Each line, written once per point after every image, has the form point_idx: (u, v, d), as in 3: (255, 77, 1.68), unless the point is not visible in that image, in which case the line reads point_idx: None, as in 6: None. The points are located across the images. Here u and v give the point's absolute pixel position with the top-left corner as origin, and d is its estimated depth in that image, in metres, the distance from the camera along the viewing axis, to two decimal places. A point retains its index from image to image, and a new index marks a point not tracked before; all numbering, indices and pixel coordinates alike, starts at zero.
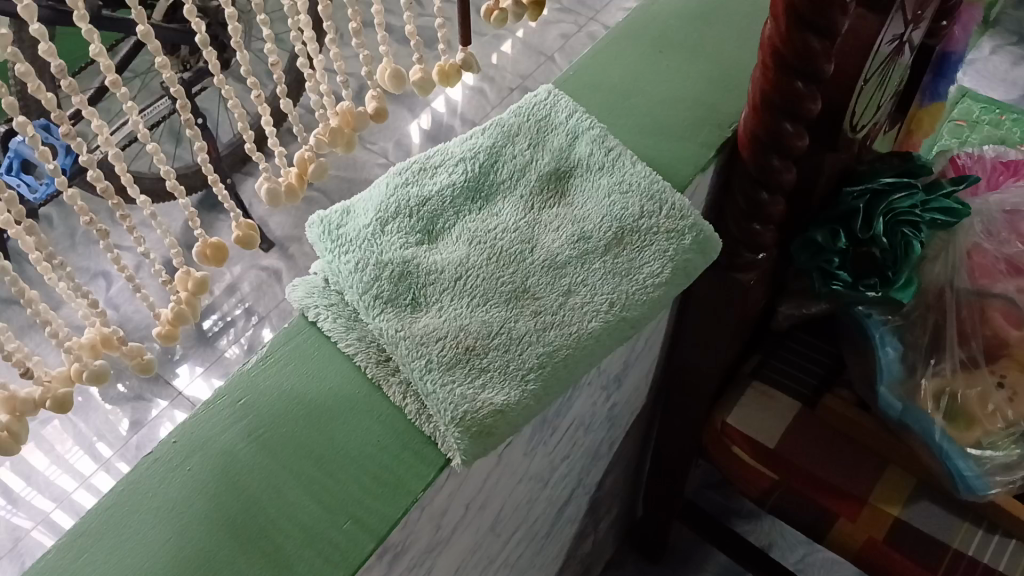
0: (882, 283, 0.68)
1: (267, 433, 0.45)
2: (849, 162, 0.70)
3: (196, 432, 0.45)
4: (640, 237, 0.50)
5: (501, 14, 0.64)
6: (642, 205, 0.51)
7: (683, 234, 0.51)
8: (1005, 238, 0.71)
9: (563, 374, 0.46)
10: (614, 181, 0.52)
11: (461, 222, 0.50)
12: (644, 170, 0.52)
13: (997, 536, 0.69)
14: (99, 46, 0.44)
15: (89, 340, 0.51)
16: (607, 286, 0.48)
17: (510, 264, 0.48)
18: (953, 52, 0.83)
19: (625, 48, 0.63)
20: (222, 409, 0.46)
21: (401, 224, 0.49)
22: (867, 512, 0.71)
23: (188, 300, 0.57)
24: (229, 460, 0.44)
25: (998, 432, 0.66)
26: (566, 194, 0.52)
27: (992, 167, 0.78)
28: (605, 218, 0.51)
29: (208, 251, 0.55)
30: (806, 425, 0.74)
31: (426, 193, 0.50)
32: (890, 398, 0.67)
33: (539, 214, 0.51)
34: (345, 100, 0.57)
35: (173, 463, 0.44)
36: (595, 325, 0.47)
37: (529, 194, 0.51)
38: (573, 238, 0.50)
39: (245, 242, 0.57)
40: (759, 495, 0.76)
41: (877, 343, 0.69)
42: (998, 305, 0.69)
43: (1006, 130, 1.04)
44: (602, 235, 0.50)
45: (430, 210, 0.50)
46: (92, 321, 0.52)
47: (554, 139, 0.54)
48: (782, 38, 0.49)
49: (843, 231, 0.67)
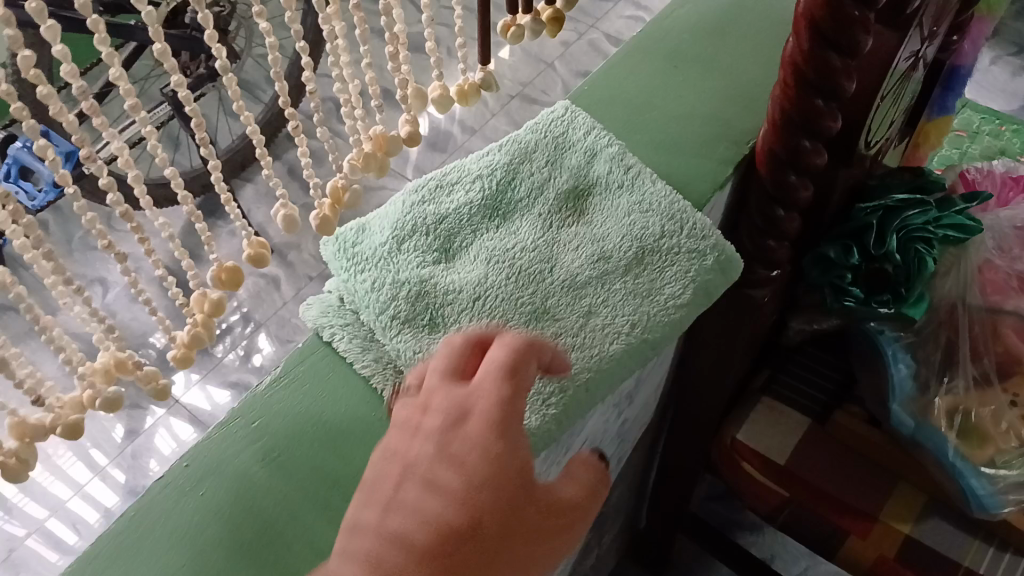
0: (895, 299, 0.68)
1: (281, 456, 0.44)
2: (859, 177, 0.70)
3: (208, 455, 0.44)
4: (661, 257, 0.49)
5: (518, 31, 0.64)
6: (662, 225, 0.50)
7: (705, 255, 0.50)
8: (1016, 255, 0.71)
9: (586, 396, 0.45)
10: (634, 200, 0.51)
11: (478, 239, 0.49)
12: (665, 190, 0.52)
13: (1009, 555, 0.68)
14: (118, 68, 0.43)
15: (104, 365, 0.50)
16: (627, 307, 0.48)
17: (528, 283, 0.48)
18: (962, 67, 0.83)
19: (639, 63, 0.62)
20: (236, 432, 0.45)
21: (417, 243, 0.48)
22: (877, 530, 0.70)
23: (204, 322, 0.56)
24: (243, 484, 0.43)
25: (1012, 451, 0.65)
26: (585, 211, 0.51)
27: (1002, 183, 0.79)
28: (626, 237, 0.50)
29: (222, 275, 0.54)
30: (816, 441, 0.74)
31: (443, 211, 0.49)
32: (902, 415, 0.67)
33: (557, 231, 0.50)
34: (378, 124, 0.57)
35: (185, 487, 0.43)
36: (618, 348, 0.46)
37: (547, 211, 0.51)
38: (594, 257, 0.49)
39: (257, 262, 0.56)
40: (768, 511, 0.75)
41: (889, 360, 0.69)
42: (1010, 323, 0.69)
43: (1006, 141, 1.04)
44: (623, 254, 0.49)
45: (447, 228, 0.49)
46: (105, 346, 0.51)
47: (571, 156, 0.53)
48: (803, 56, 0.49)
49: (856, 247, 0.68)
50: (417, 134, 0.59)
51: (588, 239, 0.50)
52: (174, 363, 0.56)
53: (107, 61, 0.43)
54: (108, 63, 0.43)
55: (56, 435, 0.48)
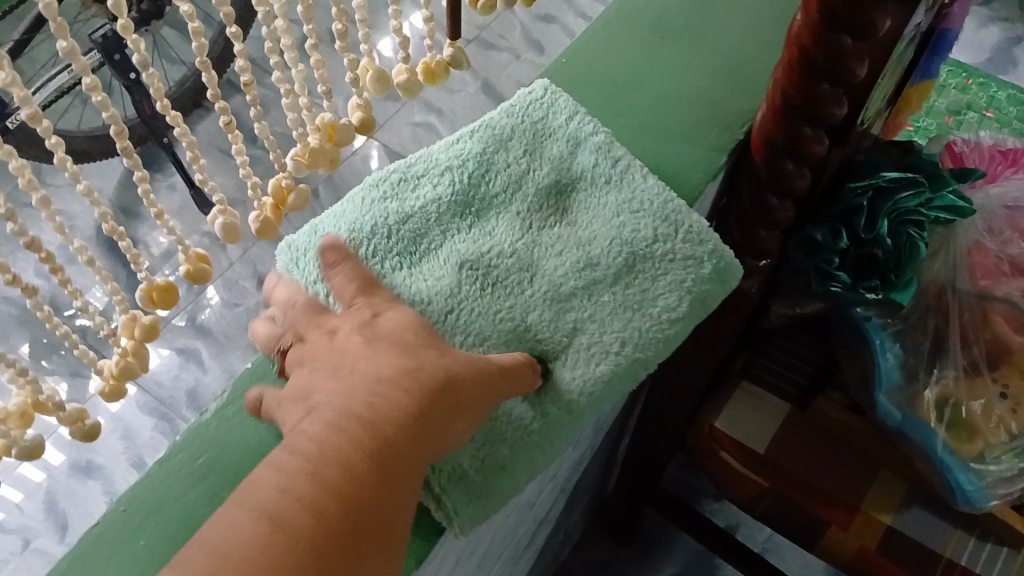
0: (883, 284, 0.65)
1: (231, 497, 0.41)
2: (848, 155, 0.67)
3: (151, 496, 0.41)
4: (652, 264, 0.46)
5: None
6: (654, 228, 0.47)
7: (702, 262, 0.47)
8: (1008, 237, 0.68)
9: (570, 424, 0.44)
10: (623, 199, 0.48)
11: (451, 243, 0.46)
12: (657, 186, 0.48)
13: (990, 544, 0.67)
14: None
15: (18, 408, 0.46)
16: (614, 323, 0.45)
17: (506, 295, 0.45)
18: (950, 30, 0.78)
19: (622, 31, 0.57)
20: (181, 469, 0.42)
21: (379, 248, 0.45)
22: (858, 520, 0.68)
23: (134, 351, 0.54)
24: (190, 530, 0.40)
25: (1000, 445, 0.63)
26: (567, 209, 0.48)
27: (990, 156, 0.75)
28: (614, 243, 0.47)
29: (154, 293, 0.53)
30: (797, 428, 0.72)
31: (408, 210, 0.46)
32: (889, 406, 0.64)
33: (537, 233, 0.47)
34: (327, 112, 0.56)
35: (124, 535, 0.40)
36: (604, 369, 0.45)
37: (526, 210, 0.47)
38: (579, 266, 0.46)
39: (195, 277, 0.54)
40: (747, 501, 0.72)
41: (877, 349, 0.66)
42: (1001, 310, 0.66)
43: (973, 94, 1.01)
44: (611, 262, 0.46)
45: (413, 230, 0.45)
46: (22, 384, 0.47)
47: (554, 143, 0.49)
48: (813, 36, 0.44)
49: (845, 230, 0.64)
50: (368, 121, 0.58)
51: (572, 243, 0.47)
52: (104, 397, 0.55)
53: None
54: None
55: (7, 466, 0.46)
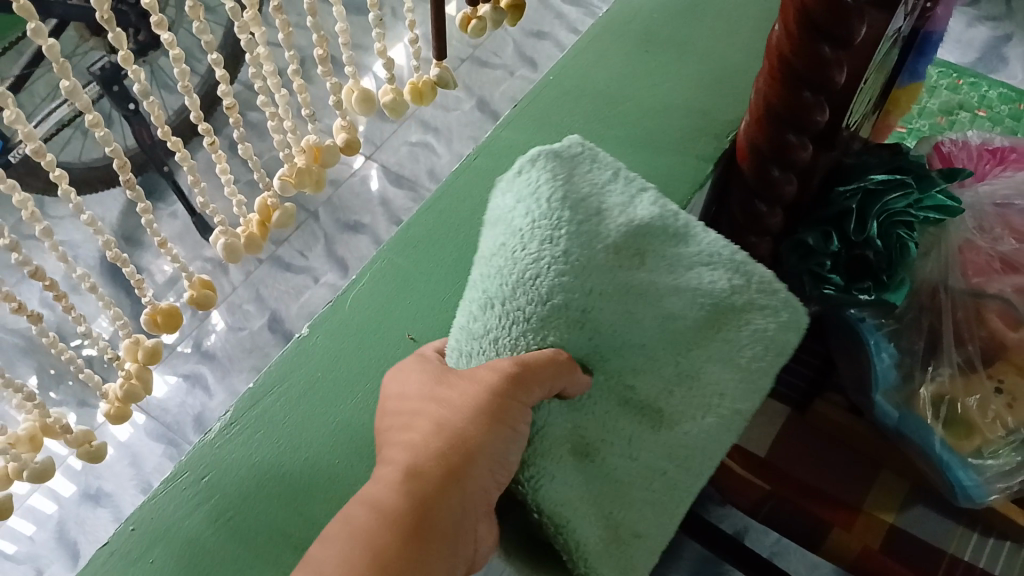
0: (875, 286, 0.66)
1: (231, 517, 0.48)
2: (835, 158, 0.68)
3: (155, 520, 0.48)
4: (738, 315, 0.49)
5: (479, 23, 0.74)
6: (730, 279, 0.48)
7: (780, 309, 0.49)
8: (998, 235, 0.68)
9: (688, 469, 0.49)
10: (699, 253, 0.48)
11: (553, 307, 0.44)
12: (721, 239, 0.49)
13: (992, 539, 0.67)
14: (11, 110, 0.48)
15: (28, 432, 0.58)
16: (713, 377, 0.49)
17: (609, 353, 0.47)
18: (935, 32, 0.78)
19: (609, 46, 0.65)
20: (187, 490, 0.49)
21: (511, 328, 0.44)
22: (861, 520, 0.68)
23: (137, 376, 0.65)
24: (194, 549, 0.47)
25: (999, 441, 0.63)
26: (648, 257, 0.47)
27: (979, 155, 0.76)
28: (704, 299, 0.48)
29: (159, 318, 0.65)
30: (796, 431, 0.73)
31: (534, 289, 0.43)
32: (888, 406, 0.65)
33: (630, 288, 0.46)
34: (312, 136, 0.69)
35: (132, 556, 0.47)
36: (710, 425, 0.49)
37: (620, 264, 0.46)
38: (673, 321, 0.48)
39: (201, 302, 0.69)
40: (749, 506, 0.70)
41: (873, 349, 0.67)
42: (994, 307, 0.66)
43: (964, 94, 1.02)
44: (700, 317, 0.48)
45: (547, 308, 0.44)
46: (30, 412, 0.58)
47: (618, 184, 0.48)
48: (793, 47, 0.45)
49: (835, 233, 0.66)
50: (352, 141, 0.71)
51: (660, 295, 0.47)
52: (111, 419, 0.65)
53: (1, 105, 0.48)
54: (3, 107, 0.48)
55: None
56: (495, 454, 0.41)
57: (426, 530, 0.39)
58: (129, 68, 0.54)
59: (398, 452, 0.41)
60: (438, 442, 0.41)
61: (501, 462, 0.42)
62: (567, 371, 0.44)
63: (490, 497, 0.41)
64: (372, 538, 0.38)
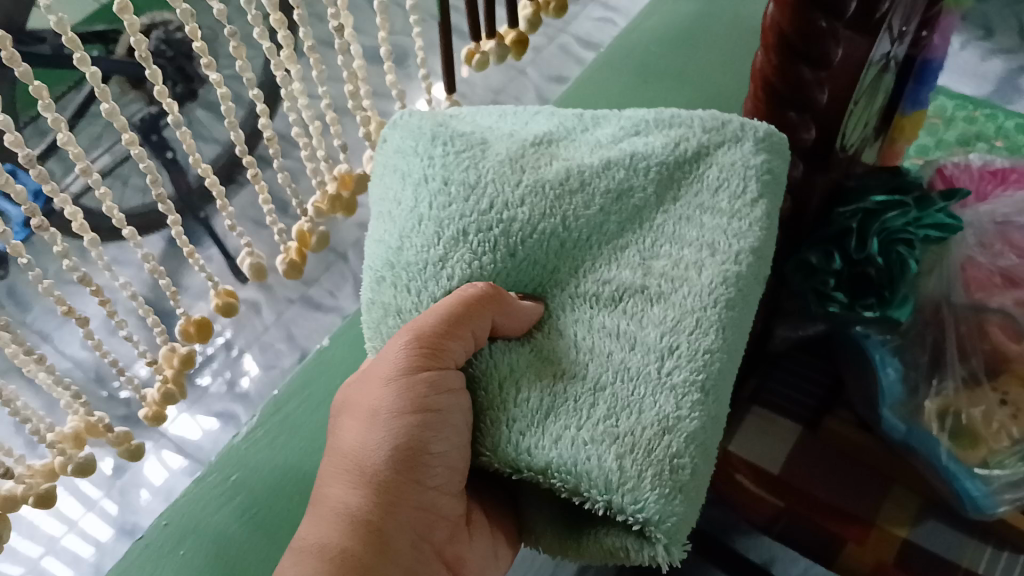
0: (879, 302, 0.67)
1: (258, 496, 0.67)
2: (836, 178, 0.70)
3: (185, 517, 0.66)
4: (682, 170, 0.53)
5: (482, 57, 0.79)
6: (664, 135, 0.54)
7: (742, 139, 0.54)
8: (999, 250, 0.70)
9: (703, 334, 0.48)
10: (598, 137, 0.54)
11: (470, 209, 0.49)
12: (631, 116, 0.56)
13: (1006, 554, 0.68)
14: (65, 133, 0.54)
15: (74, 430, 0.63)
16: (692, 230, 0.51)
17: (559, 259, 0.50)
18: (934, 59, 0.77)
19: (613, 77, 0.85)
20: (223, 480, 0.68)
21: (418, 246, 0.49)
22: (874, 534, 0.70)
23: (173, 380, 0.70)
24: (222, 534, 0.65)
25: (1005, 450, 0.64)
26: (561, 150, 0.53)
27: (980, 176, 0.77)
28: (646, 159, 0.53)
29: (192, 329, 0.71)
30: (808, 448, 0.74)
31: (422, 212, 0.50)
32: (894, 420, 0.67)
33: (553, 171, 0.51)
34: (343, 165, 0.76)
35: (169, 541, 0.65)
36: (709, 273, 0.49)
37: (538, 158, 0.52)
38: (609, 193, 0.52)
39: (227, 310, 0.74)
40: (763, 523, 0.72)
41: (877, 364, 0.69)
42: (995, 320, 0.68)
43: (981, 125, 1.03)
44: (634, 182, 0.52)
45: (445, 215, 0.49)
46: (75, 412, 0.63)
47: (505, 123, 0.56)
48: (769, 69, 0.52)
49: (837, 252, 0.68)
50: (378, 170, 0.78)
51: (599, 172, 0.52)
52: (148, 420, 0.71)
53: (56, 129, 0.54)
54: (58, 130, 0.54)
55: (29, 503, 0.61)
56: (431, 449, 0.45)
57: (382, 539, 0.45)
58: (165, 100, 0.61)
59: (345, 463, 0.46)
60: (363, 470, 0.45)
61: (440, 461, 0.45)
62: (495, 303, 0.46)
63: (437, 505, 0.46)
64: (337, 544, 0.44)
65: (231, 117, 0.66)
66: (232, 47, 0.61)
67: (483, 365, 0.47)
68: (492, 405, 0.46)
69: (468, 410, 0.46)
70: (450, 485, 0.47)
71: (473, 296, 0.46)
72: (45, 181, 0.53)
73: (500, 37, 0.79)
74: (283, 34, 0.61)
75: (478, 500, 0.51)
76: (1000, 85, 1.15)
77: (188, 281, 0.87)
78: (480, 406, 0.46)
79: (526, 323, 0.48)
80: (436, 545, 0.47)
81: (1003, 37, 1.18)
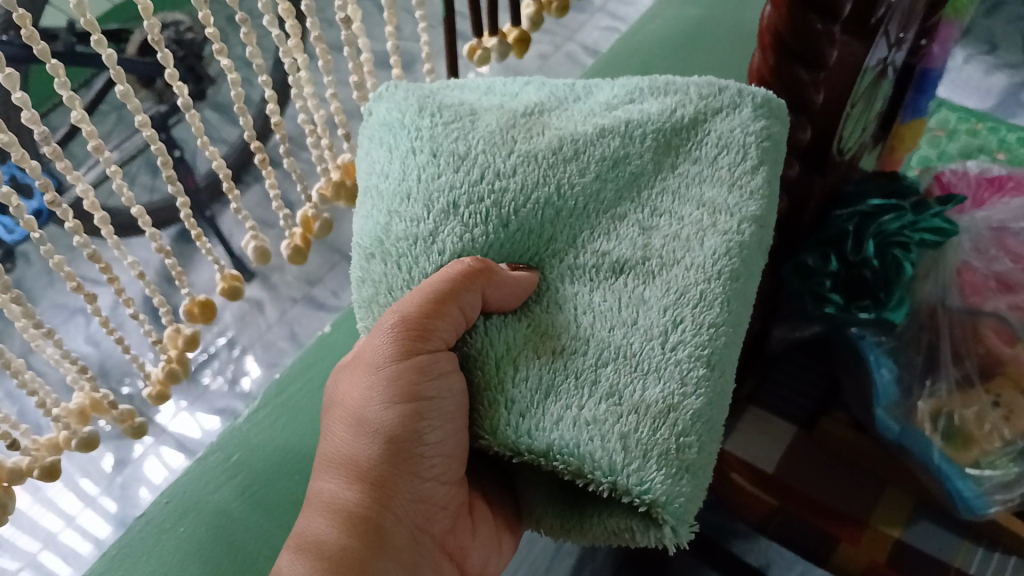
0: (875, 304, 0.69)
1: (257, 489, 0.68)
2: (835, 183, 0.71)
3: (182, 503, 0.67)
4: (676, 143, 0.55)
5: (485, 53, 0.80)
6: (657, 105, 0.56)
7: (741, 105, 0.56)
8: (994, 255, 0.71)
9: (706, 303, 0.48)
10: (585, 111, 0.57)
11: (460, 179, 0.51)
12: (615, 93, 0.58)
13: (997, 555, 0.71)
14: (80, 111, 0.54)
15: (79, 405, 0.64)
16: (691, 198, 0.53)
17: (554, 227, 0.52)
18: (933, 70, 0.77)
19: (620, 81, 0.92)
20: (222, 468, 0.69)
21: (407, 217, 0.50)
22: (868, 535, 0.73)
23: (177, 359, 0.71)
24: (224, 517, 0.67)
25: (997, 451, 0.67)
26: (553, 119, 0.56)
27: (977, 184, 0.77)
28: (642, 126, 0.55)
29: (196, 309, 0.71)
30: (805, 447, 0.78)
31: (412, 186, 0.51)
32: (888, 421, 0.70)
33: (546, 141, 0.53)
34: (346, 155, 0.76)
35: (166, 526, 0.66)
36: (710, 241, 0.51)
37: (530, 129, 0.55)
38: (603, 163, 0.54)
39: (232, 292, 0.74)
40: (758, 522, 0.75)
41: (872, 364, 0.72)
42: (990, 323, 0.69)
43: (983, 137, 1.04)
44: (629, 152, 0.54)
45: (436, 187, 0.51)
46: (81, 388, 0.64)
47: (494, 93, 0.59)
48: (770, 71, 0.58)
49: (834, 254, 0.69)
50: None
51: (594, 140, 0.54)
52: (152, 399, 0.72)
53: (71, 107, 0.54)
54: (72, 108, 0.54)
55: (35, 475, 0.62)
56: (425, 440, 0.47)
57: (380, 534, 0.47)
58: (177, 82, 0.60)
59: (342, 454, 0.49)
60: (362, 457, 0.48)
61: (437, 450, 0.47)
62: (483, 277, 0.46)
63: (436, 496, 0.49)
64: (338, 540, 0.47)
65: (240, 104, 0.64)
66: (242, 34, 0.61)
67: (477, 343, 0.48)
68: (490, 386, 0.46)
69: (463, 393, 0.47)
70: (448, 476, 0.48)
71: (459, 273, 0.46)
72: (60, 159, 0.53)
73: (503, 35, 0.81)
74: (291, 24, 0.63)
75: (482, 490, 0.52)
76: (1002, 99, 1.14)
77: (197, 274, 0.88)
78: (476, 386, 0.47)
79: (520, 296, 0.49)
80: (437, 537, 0.50)
81: (1007, 52, 1.18)
